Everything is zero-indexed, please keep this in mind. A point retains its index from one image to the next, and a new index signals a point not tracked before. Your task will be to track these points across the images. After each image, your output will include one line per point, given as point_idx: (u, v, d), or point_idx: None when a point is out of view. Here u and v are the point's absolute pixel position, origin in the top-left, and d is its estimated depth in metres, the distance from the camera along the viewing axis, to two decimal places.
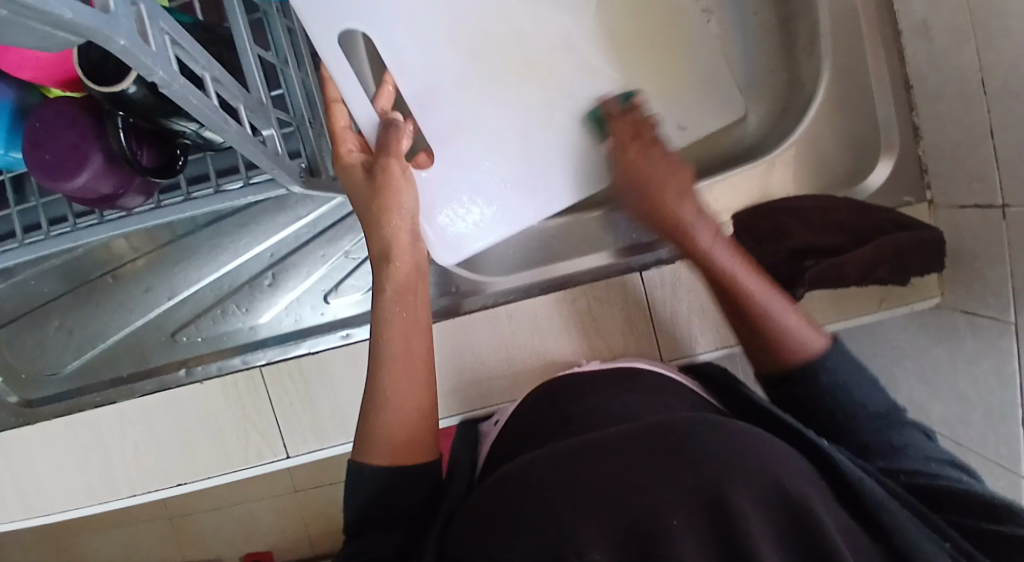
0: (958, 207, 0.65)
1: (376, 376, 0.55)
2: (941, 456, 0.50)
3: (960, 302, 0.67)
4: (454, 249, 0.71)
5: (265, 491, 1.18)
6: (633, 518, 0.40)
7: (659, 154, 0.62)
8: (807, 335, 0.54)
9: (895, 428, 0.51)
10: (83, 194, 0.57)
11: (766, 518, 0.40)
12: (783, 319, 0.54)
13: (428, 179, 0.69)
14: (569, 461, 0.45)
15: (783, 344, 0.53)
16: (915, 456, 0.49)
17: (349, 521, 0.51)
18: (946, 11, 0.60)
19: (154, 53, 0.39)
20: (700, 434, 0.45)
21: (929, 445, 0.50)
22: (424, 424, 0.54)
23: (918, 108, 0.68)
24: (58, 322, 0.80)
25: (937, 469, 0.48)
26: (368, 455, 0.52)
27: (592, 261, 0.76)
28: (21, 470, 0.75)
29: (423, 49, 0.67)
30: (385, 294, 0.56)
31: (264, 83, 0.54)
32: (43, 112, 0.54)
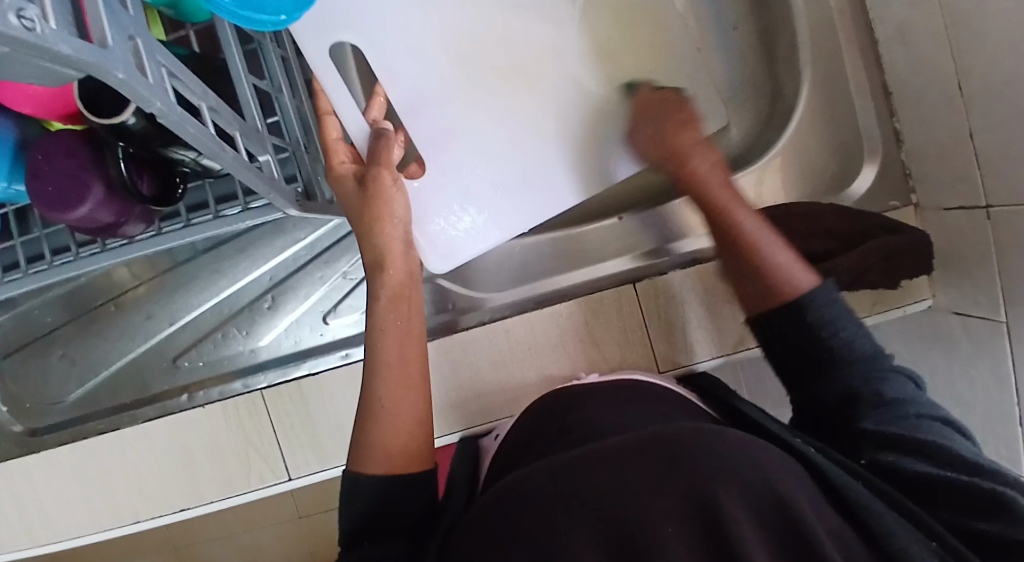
0: (944, 209, 0.67)
1: (371, 384, 0.56)
2: (935, 413, 0.49)
3: (951, 303, 0.68)
4: (446, 256, 0.72)
5: (269, 517, 1.18)
6: (625, 518, 0.42)
7: (674, 106, 0.67)
8: (798, 271, 0.55)
9: (890, 377, 0.50)
10: (85, 224, 0.58)
11: (757, 523, 0.41)
12: (777, 257, 0.55)
13: (420, 189, 0.70)
14: (565, 467, 0.46)
15: (771, 277, 0.55)
16: (910, 415, 0.49)
17: (345, 531, 0.51)
18: (922, 19, 0.62)
19: (151, 85, 0.40)
20: (691, 435, 0.46)
21: (924, 401, 0.50)
22: (422, 437, 0.55)
23: (899, 114, 0.70)
24: (61, 351, 0.81)
25: (931, 431, 0.48)
26: (364, 465, 0.53)
27: (593, 276, 0.78)
28: (25, 501, 0.75)
29: (411, 68, 0.69)
30: (378, 302, 0.58)
31: (258, 111, 0.56)
32: (44, 144, 0.56)
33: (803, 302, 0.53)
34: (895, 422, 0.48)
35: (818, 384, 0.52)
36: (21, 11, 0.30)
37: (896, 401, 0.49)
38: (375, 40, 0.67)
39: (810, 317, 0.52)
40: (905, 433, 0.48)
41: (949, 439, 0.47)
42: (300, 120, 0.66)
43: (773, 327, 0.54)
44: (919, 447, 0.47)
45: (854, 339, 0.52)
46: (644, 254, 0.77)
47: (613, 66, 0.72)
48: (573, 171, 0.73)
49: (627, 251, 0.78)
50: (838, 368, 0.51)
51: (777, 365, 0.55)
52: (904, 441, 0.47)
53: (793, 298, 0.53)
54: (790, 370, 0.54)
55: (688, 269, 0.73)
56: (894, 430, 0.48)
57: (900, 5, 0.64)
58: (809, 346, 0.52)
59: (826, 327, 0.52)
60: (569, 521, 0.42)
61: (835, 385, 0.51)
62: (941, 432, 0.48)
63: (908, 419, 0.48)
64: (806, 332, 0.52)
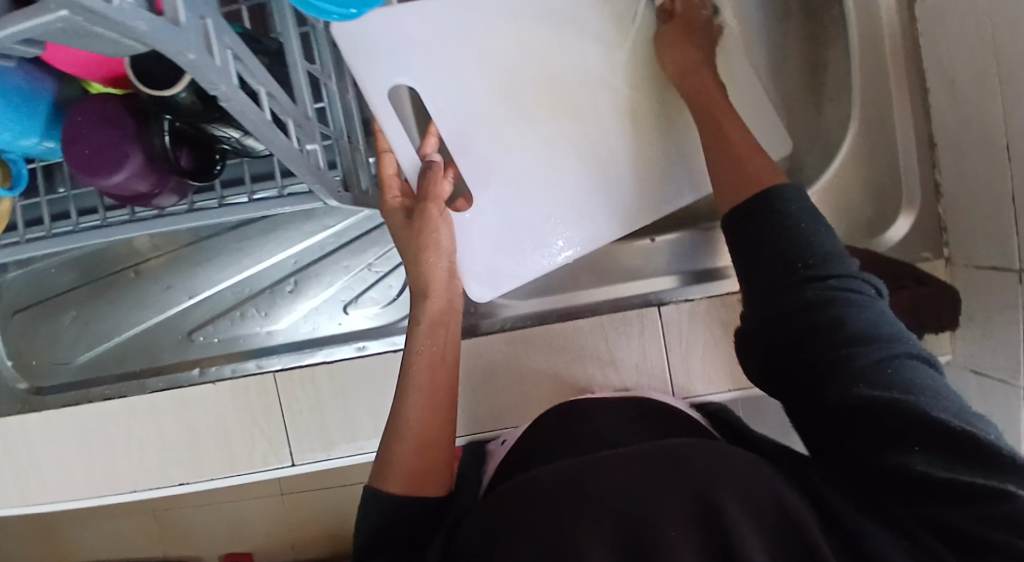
0: (974, 266, 0.67)
1: (402, 397, 0.57)
2: (913, 349, 0.44)
3: (971, 360, 0.68)
4: (489, 284, 0.70)
5: (254, 492, 1.18)
6: (633, 529, 0.43)
7: (691, 24, 0.67)
8: (772, 169, 0.54)
9: (858, 301, 0.45)
10: (118, 190, 0.58)
11: (765, 541, 0.42)
12: (751, 157, 0.55)
13: (470, 221, 0.70)
14: (575, 473, 0.48)
15: (748, 171, 0.54)
16: (887, 351, 0.43)
17: (360, 546, 0.53)
18: (975, 74, 0.62)
19: (218, 67, 0.40)
20: (703, 456, 0.47)
21: (900, 329, 0.45)
22: (438, 446, 0.56)
23: (941, 166, 0.70)
24: (74, 313, 0.80)
25: (913, 376, 0.42)
26: (384, 480, 0.54)
27: (588, 300, 0.76)
28: (24, 460, 0.74)
29: (462, 87, 0.68)
30: (418, 326, 0.61)
31: (309, 97, 0.57)
32: (86, 107, 0.55)
33: (776, 197, 0.50)
34: (870, 367, 0.42)
35: (781, 298, 0.47)
36: None
37: (857, 338, 0.44)
38: (428, 61, 0.67)
39: (783, 214, 0.49)
40: (883, 390, 0.42)
41: (929, 384, 0.42)
42: (344, 109, 0.66)
43: (743, 237, 0.50)
44: (904, 409, 0.41)
45: (815, 237, 0.48)
46: (646, 284, 0.76)
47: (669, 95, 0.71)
48: (611, 207, 0.71)
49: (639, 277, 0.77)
50: (804, 275, 0.46)
51: (744, 278, 0.51)
52: (883, 401, 0.41)
53: (761, 193, 0.50)
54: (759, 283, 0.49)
55: (712, 298, 0.72)
56: (871, 376, 0.42)
57: (955, 58, 0.64)
58: (776, 247, 0.48)
59: (792, 221, 0.48)
60: (577, 522, 0.44)
61: (802, 307, 0.46)
62: (919, 374, 0.43)
63: (889, 359, 0.43)
64: (772, 234, 0.48)
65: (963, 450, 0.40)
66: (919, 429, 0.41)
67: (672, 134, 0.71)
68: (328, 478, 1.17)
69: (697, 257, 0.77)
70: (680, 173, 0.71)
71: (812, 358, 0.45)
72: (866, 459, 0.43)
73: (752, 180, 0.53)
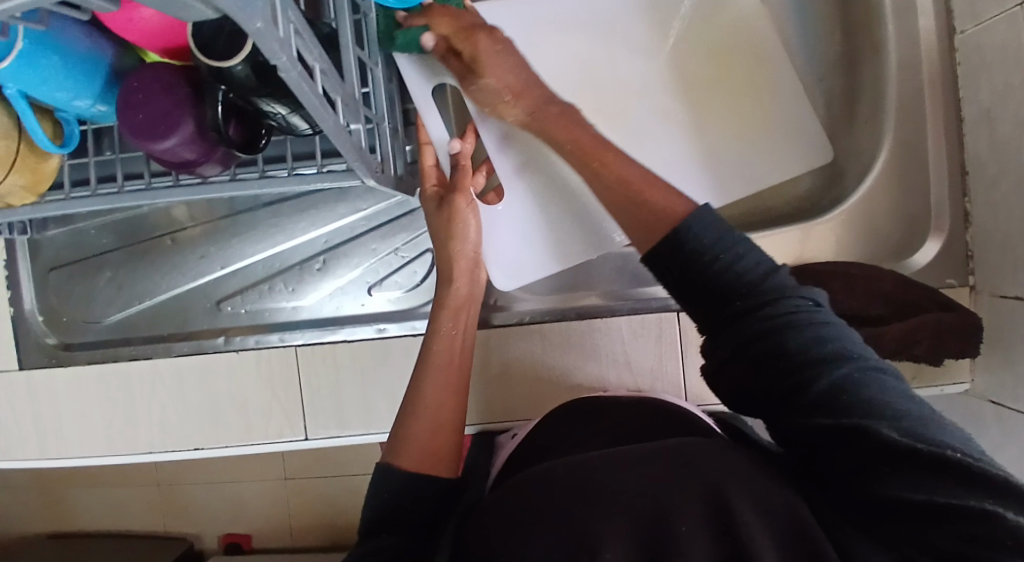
0: (1000, 296, 0.67)
1: (422, 376, 0.59)
2: (866, 361, 0.44)
3: (990, 391, 0.67)
4: (512, 276, 0.74)
5: (258, 474, 1.20)
6: (645, 529, 0.44)
7: (507, 58, 0.60)
8: (680, 198, 0.50)
9: (806, 324, 0.44)
10: (167, 156, 0.60)
11: (775, 544, 0.42)
12: (652, 189, 0.51)
13: (500, 213, 0.73)
14: (589, 469, 0.49)
15: (654, 206, 0.50)
16: (842, 371, 0.43)
17: (366, 521, 0.53)
18: (1012, 106, 0.63)
19: (280, 38, 0.42)
20: (715, 458, 0.48)
21: (850, 341, 0.45)
22: (453, 428, 0.57)
23: (972, 194, 0.70)
24: (109, 274, 0.82)
25: (872, 393, 0.42)
26: (398, 457, 0.55)
27: (527, 302, 0.77)
28: (47, 413, 0.76)
29: None
30: (440, 311, 0.62)
31: (357, 79, 0.58)
32: (143, 74, 0.57)
33: (688, 226, 0.48)
34: (827, 390, 0.42)
35: (729, 328, 0.46)
36: None
37: (811, 363, 0.43)
38: None
39: (699, 247, 0.47)
40: (842, 417, 0.42)
41: (891, 401, 0.42)
42: (388, 95, 0.68)
43: (667, 270, 0.49)
44: (867, 434, 0.41)
45: (739, 262, 0.47)
46: (585, 298, 0.76)
47: (709, 104, 0.75)
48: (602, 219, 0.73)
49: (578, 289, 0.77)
50: (742, 306, 0.46)
51: (681, 305, 0.49)
52: (844, 430, 0.41)
53: (674, 226, 0.48)
54: (699, 311, 0.48)
55: None
56: (830, 403, 0.42)
57: (993, 90, 0.65)
58: (707, 277, 0.47)
59: (714, 249, 0.47)
60: (589, 519, 0.45)
61: (752, 337, 0.45)
62: (877, 391, 0.43)
63: (846, 381, 0.43)
64: (702, 266, 0.47)
65: (927, 466, 0.40)
66: (883, 452, 0.41)
67: (701, 139, 0.75)
68: (331, 465, 1.18)
69: (641, 275, 0.76)
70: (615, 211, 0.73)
71: (769, 386, 0.45)
72: (839, 479, 0.44)
73: (661, 215, 0.49)
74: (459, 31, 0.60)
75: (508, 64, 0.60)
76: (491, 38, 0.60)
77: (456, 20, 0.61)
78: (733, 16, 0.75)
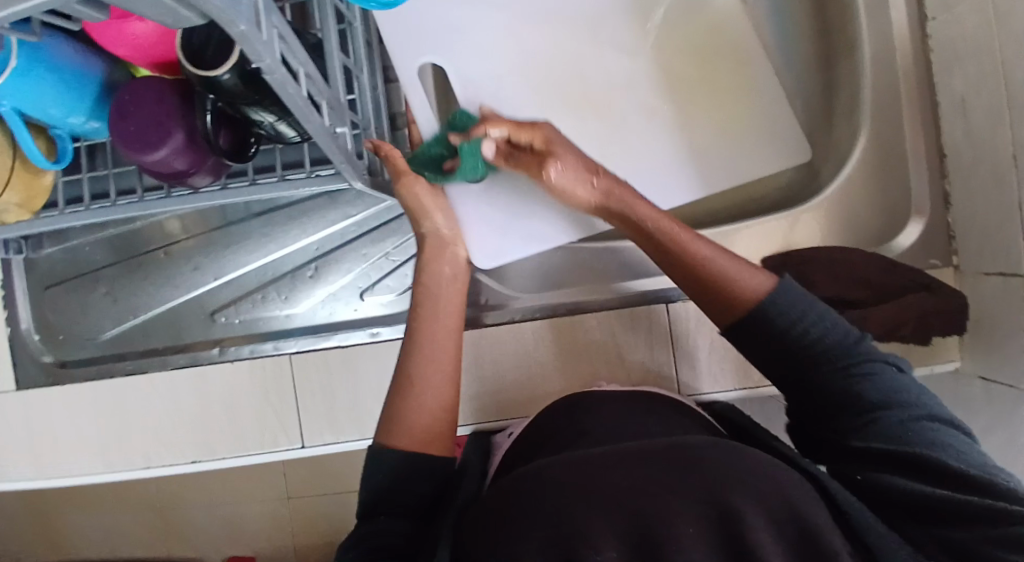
0: (982, 275, 0.68)
1: (409, 356, 0.59)
2: (934, 412, 0.51)
3: (978, 369, 0.68)
4: (494, 257, 0.75)
5: (258, 493, 1.19)
6: (644, 525, 0.45)
7: (570, 147, 0.64)
8: (755, 276, 0.56)
9: (884, 378, 0.52)
10: (158, 166, 0.61)
11: (775, 531, 0.44)
12: (722, 263, 0.57)
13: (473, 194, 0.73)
14: (586, 464, 0.49)
15: (730, 283, 0.56)
16: (905, 416, 0.50)
17: (363, 504, 0.54)
18: (985, 89, 0.64)
19: (264, 41, 0.43)
20: (714, 451, 0.49)
21: (919, 397, 0.51)
22: (445, 409, 0.58)
23: (950, 176, 0.71)
24: (104, 289, 0.83)
25: (933, 435, 0.49)
26: (389, 437, 0.56)
27: (529, 301, 0.79)
28: (42, 430, 0.76)
29: (492, 71, 0.74)
30: (420, 285, 0.64)
31: (343, 84, 0.60)
32: (133, 87, 0.59)
33: (776, 297, 0.55)
34: (893, 428, 0.50)
35: (810, 381, 0.54)
36: None
37: (878, 407, 0.51)
38: (461, 47, 0.74)
39: (779, 316, 0.54)
40: (905, 446, 0.49)
41: (947, 441, 0.49)
42: (374, 101, 0.69)
43: (749, 339, 0.56)
44: (926, 462, 0.48)
45: (825, 333, 0.53)
46: (585, 291, 0.78)
47: (691, 100, 0.76)
48: None
49: (572, 284, 0.79)
50: (826, 365, 0.53)
51: (763, 364, 0.56)
52: (907, 457, 0.48)
53: (761, 300, 0.55)
54: (780, 371, 0.55)
55: None
56: (895, 440, 0.49)
57: (966, 74, 0.66)
58: (791, 338, 0.54)
59: (801, 318, 0.54)
60: (587, 513, 0.45)
61: (829, 387, 0.53)
62: (933, 432, 0.49)
63: (909, 424, 0.50)
64: (786, 330, 0.54)
65: (976, 489, 0.46)
66: (938, 477, 0.47)
67: (683, 135, 0.76)
68: (332, 482, 1.17)
69: (638, 264, 0.78)
70: None
71: (841, 428, 0.52)
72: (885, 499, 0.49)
73: (730, 287, 0.56)
74: (523, 128, 0.63)
75: (573, 152, 0.64)
76: (548, 131, 0.64)
77: (513, 124, 0.63)
78: (710, 15, 0.77)
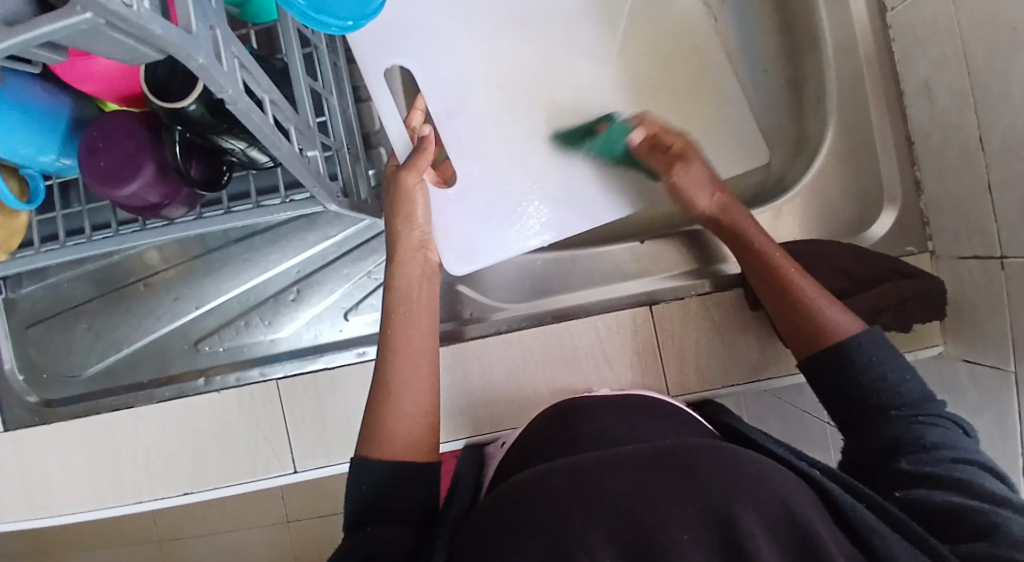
0: (959, 258, 0.68)
1: (383, 363, 0.60)
2: (982, 461, 0.51)
3: (961, 351, 0.68)
4: (466, 260, 0.73)
5: (258, 518, 1.18)
6: (638, 528, 0.45)
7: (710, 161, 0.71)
8: (847, 319, 0.59)
9: (933, 423, 0.53)
10: (132, 201, 0.61)
11: (770, 536, 0.44)
12: (820, 304, 0.61)
13: (454, 198, 0.73)
14: (585, 469, 0.49)
15: (819, 321, 0.60)
16: (958, 462, 0.50)
17: (351, 514, 0.54)
18: (946, 75, 0.65)
19: (226, 72, 0.44)
20: (706, 452, 0.49)
21: (979, 455, 0.51)
22: (424, 414, 0.58)
23: (920, 163, 0.72)
24: (86, 324, 0.82)
25: (978, 476, 0.49)
26: (370, 449, 0.56)
27: (513, 312, 0.79)
28: (30, 470, 0.76)
29: (462, 78, 0.74)
30: (392, 292, 0.64)
31: (311, 108, 0.60)
32: (102, 123, 0.59)
33: (859, 343, 0.57)
34: (941, 467, 0.50)
35: (872, 424, 0.55)
36: None
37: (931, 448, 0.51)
38: (429, 55, 0.73)
39: (861, 362, 0.56)
40: (946, 475, 0.49)
41: (999, 488, 0.48)
42: (345, 122, 0.70)
43: (828, 377, 0.58)
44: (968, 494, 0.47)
45: (903, 382, 0.55)
46: (574, 296, 0.80)
47: (662, 102, 0.77)
48: (566, 197, 0.75)
49: (557, 291, 0.81)
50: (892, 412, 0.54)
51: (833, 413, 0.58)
52: (947, 484, 0.48)
53: (844, 339, 0.58)
54: (844, 412, 0.57)
55: (704, 296, 0.74)
56: (942, 476, 0.49)
57: (926, 61, 0.67)
58: (863, 384, 0.56)
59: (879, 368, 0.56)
60: (581, 517, 0.45)
61: (889, 429, 0.54)
62: (985, 478, 0.49)
63: (962, 468, 0.49)
64: (865, 377, 0.56)
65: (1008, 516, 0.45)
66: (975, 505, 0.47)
67: None
68: (332, 502, 1.17)
69: (626, 264, 0.81)
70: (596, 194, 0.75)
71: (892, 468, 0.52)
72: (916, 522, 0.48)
73: (823, 327, 0.59)
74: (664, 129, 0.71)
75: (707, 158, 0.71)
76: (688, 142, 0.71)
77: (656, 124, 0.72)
78: (674, 17, 0.78)
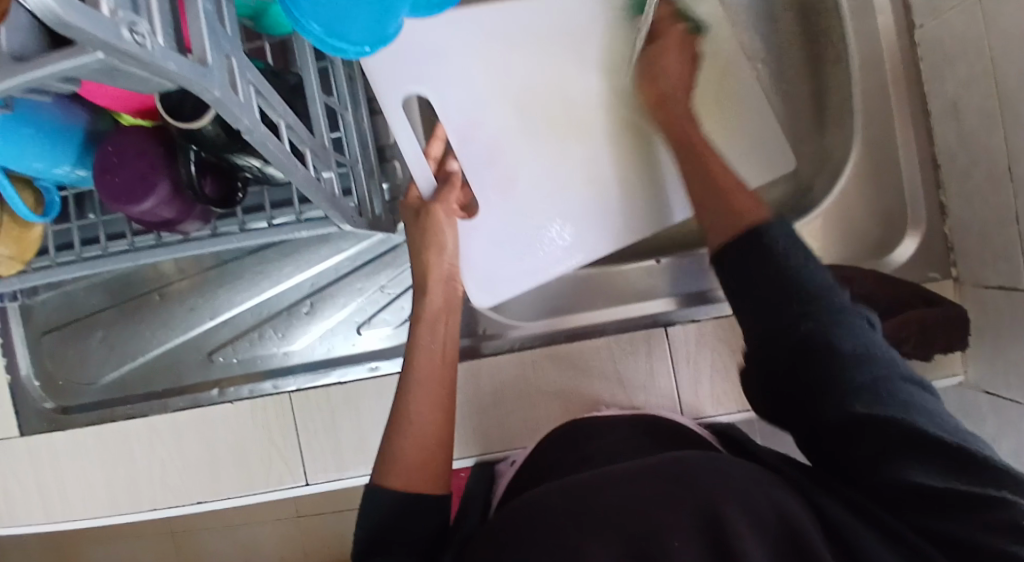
0: (982, 286, 0.67)
1: (405, 392, 0.60)
2: (903, 372, 0.46)
3: (983, 381, 0.67)
4: (490, 291, 0.73)
5: (268, 513, 1.19)
6: (634, 536, 0.43)
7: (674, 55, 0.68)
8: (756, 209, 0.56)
9: (844, 319, 0.48)
10: (147, 218, 0.61)
11: (758, 530, 0.42)
12: (735, 197, 0.57)
13: (477, 229, 0.73)
14: (583, 489, 0.47)
15: (738, 209, 0.56)
16: (878, 372, 0.45)
17: (364, 538, 0.54)
18: (975, 96, 0.63)
19: (242, 102, 0.43)
20: (705, 466, 0.47)
21: (889, 353, 0.47)
22: (436, 445, 0.58)
23: (946, 186, 0.71)
24: (101, 334, 0.83)
25: (906, 395, 0.44)
26: (384, 477, 0.56)
27: (532, 329, 0.78)
28: (46, 478, 0.77)
29: (474, 96, 0.72)
30: (419, 323, 0.63)
31: (326, 126, 0.59)
32: (116, 138, 0.58)
33: (770, 230, 0.52)
34: (871, 389, 0.44)
35: (784, 321, 0.49)
36: (134, 27, 0.33)
37: (853, 359, 0.45)
38: (440, 74, 0.72)
39: (770, 250, 0.51)
40: (880, 402, 0.44)
41: (926, 406, 0.44)
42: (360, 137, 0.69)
43: (738, 265, 0.52)
44: (914, 435, 0.42)
45: (806, 269, 0.50)
46: (603, 313, 0.78)
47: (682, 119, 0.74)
48: (587, 221, 0.73)
49: (577, 309, 0.78)
50: (799, 306, 0.48)
51: (739, 308, 0.52)
52: (885, 418, 0.43)
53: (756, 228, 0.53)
54: (754, 317, 0.51)
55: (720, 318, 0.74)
56: (872, 397, 0.44)
57: (956, 82, 0.65)
58: (772, 280, 0.50)
59: (781, 257, 0.51)
60: (582, 533, 0.43)
61: (803, 332, 0.47)
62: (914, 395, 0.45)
63: (884, 382, 0.45)
64: (766, 265, 0.51)
65: (972, 479, 0.42)
66: (933, 458, 0.42)
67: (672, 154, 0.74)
68: (342, 499, 1.18)
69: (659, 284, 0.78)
70: (616, 220, 0.74)
71: (808, 383, 0.47)
72: (861, 476, 0.45)
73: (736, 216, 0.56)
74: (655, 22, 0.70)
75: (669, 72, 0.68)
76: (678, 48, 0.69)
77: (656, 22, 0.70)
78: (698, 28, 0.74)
